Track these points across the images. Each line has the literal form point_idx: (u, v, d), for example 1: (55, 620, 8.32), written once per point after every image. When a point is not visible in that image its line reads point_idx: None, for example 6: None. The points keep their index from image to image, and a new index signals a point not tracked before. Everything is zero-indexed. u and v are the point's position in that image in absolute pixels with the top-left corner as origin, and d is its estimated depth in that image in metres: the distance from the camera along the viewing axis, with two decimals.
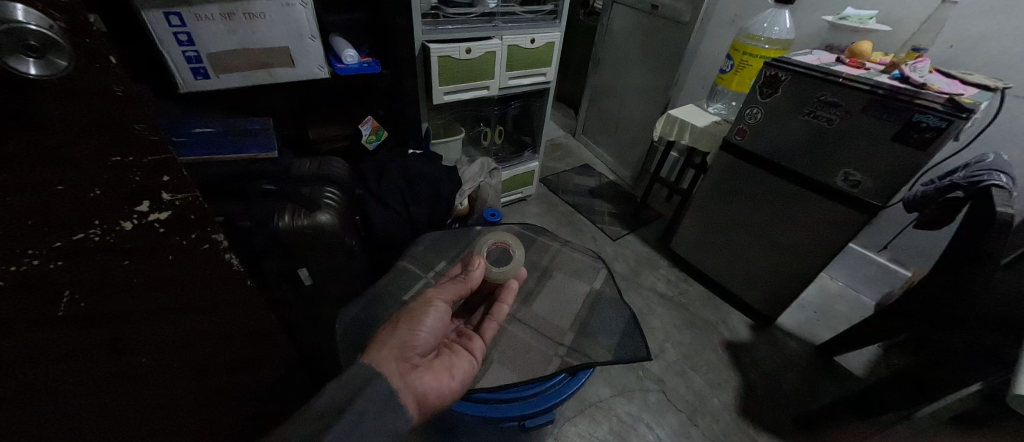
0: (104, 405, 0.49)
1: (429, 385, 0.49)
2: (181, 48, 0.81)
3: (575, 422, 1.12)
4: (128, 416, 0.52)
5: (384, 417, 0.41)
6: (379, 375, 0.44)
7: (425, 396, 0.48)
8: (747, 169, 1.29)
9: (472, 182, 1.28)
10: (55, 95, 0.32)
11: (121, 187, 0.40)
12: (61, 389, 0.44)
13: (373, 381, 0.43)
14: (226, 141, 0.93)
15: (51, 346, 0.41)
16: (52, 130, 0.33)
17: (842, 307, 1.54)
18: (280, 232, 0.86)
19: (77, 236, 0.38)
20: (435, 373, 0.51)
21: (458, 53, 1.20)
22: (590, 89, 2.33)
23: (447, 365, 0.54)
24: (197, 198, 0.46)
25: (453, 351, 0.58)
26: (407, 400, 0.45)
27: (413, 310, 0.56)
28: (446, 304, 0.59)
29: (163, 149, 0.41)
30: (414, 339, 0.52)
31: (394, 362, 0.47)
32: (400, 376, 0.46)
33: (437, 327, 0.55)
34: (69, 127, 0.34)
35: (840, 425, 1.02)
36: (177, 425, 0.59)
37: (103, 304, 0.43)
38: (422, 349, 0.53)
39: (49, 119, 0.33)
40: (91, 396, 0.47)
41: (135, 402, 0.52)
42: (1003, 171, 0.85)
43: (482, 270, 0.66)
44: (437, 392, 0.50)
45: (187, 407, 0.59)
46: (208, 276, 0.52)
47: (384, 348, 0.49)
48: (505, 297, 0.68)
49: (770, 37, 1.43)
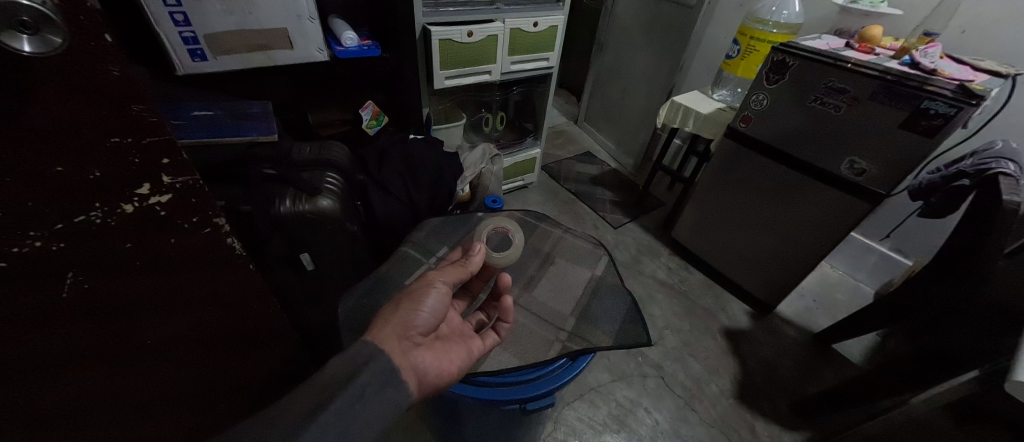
0: (110, 385, 0.50)
1: (429, 364, 0.50)
2: (177, 28, 0.79)
3: (575, 406, 1.13)
4: (131, 396, 0.53)
5: (385, 392, 0.42)
6: (381, 353, 0.44)
7: (425, 375, 0.49)
8: (750, 156, 1.28)
9: (473, 169, 1.27)
10: (49, 70, 0.31)
11: (122, 168, 0.39)
12: (70, 369, 0.46)
13: (376, 358, 0.43)
14: (225, 123, 0.89)
15: (57, 327, 0.42)
16: (48, 108, 0.33)
17: (842, 296, 1.54)
18: (282, 217, 0.85)
19: (78, 218, 0.39)
20: (435, 353, 0.52)
21: (459, 36, 1.18)
22: (593, 75, 2.30)
23: (446, 347, 0.54)
24: (199, 182, 0.46)
25: (452, 338, 0.59)
26: (408, 376, 0.45)
27: (413, 290, 0.56)
28: (447, 287, 0.59)
29: (163, 131, 0.40)
30: (415, 319, 0.52)
31: (395, 341, 0.47)
32: (402, 354, 0.47)
33: (438, 308, 0.55)
34: (63, 104, 0.33)
35: (835, 409, 1.04)
36: (179, 406, 0.60)
37: (106, 288, 0.44)
38: (423, 330, 0.53)
39: (47, 97, 0.32)
40: (95, 376, 0.48)
41: (141, 381, 0.53)
42: (1012, 159, 0.84)
43: (482, 255, 0.65)
44: (436, 372, 0.51)
45: (190, 385, 0.60)
46: (210, 259, 0.52)
47: (386, 327, 0.49)
48: (504, 317, 0.64)
49: (778, 21, 1.40)
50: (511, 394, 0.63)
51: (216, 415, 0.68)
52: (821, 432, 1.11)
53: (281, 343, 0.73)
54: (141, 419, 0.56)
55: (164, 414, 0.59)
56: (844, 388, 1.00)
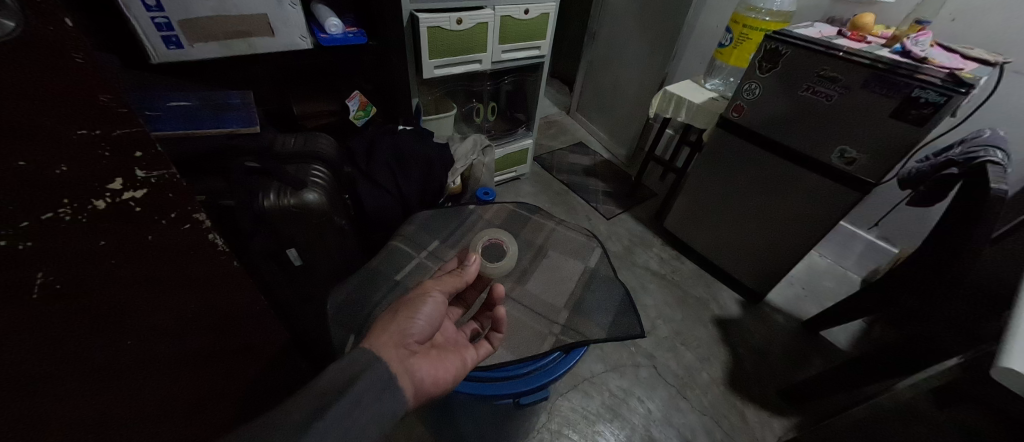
0: (97, 391, 0.49)
1: (427, 371, 0.48)
2: (149, 13, 0.76)
3: (568, 397, 1.14)
4: (120, 403, 0.52)
5: (383, 398, 0.41)
6: (378, 360, 0.43)
7: (422, 382, 0.48)
8: (743, 145, 1.28)
9: (464, 160, 1.25)
10: (13, 56, 0.30)
11: (90, 162, 0.38)
12: (53, 375, 0.44)
13: (372, 365, 0.42)
14: (203, 115, 0.86)
15: (33, 332, 0.40)
16: (8, 96, 0.31)
17: (830, 283, 1.57)
18: (266, 212, 0.82)
19: (47, 215, 0.37)
20: (432, 360, 0.50)
21: (448, 24, 1.15)
22: (585, 65, 2.27)
23: (443, 355, 0.53)
24: (176, 176, 0.45)
25: (448, 344, 0.57)
26: (404, 383, 0.44)
27: (410, 299, 0.55)
28: (443, 296, 0.57)
29: (135, 122, 0.39)
30: (411, 327, 0.51)
31: (392, 348, 0.46)
32: (399, 360, 0.45)
33: (434, 317, 0.54)
34: (27, 93, 0.32)
35: (822, 395, 1.06)
36: (173, 410, 0.59)
37: (78, 288, 0.42)
38: (420, 337, 0.51)
39: (10, 85, 0.31)
40: (81, 381, 0.47)
41: (130, 385, 0.52)
42: (1000, 148, 0.85)
43: (477, 264, 0.64)
44: (433, 380, 0.49)
45: (182, 386, 0.59)
46: (192, 255, 0.51)
47: (383, 334, 0.48)
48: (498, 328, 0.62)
49: (771, 9, 1.38)
50: (502, 389, 0.63)
51: (212, 419, 0.66)
52: (809, 418, 1.13)
53: (271, 336, 0.72)
54: (129, 430, 0.54)
55: (158, 420, 0.57)
56: (830, 375, 1.03)
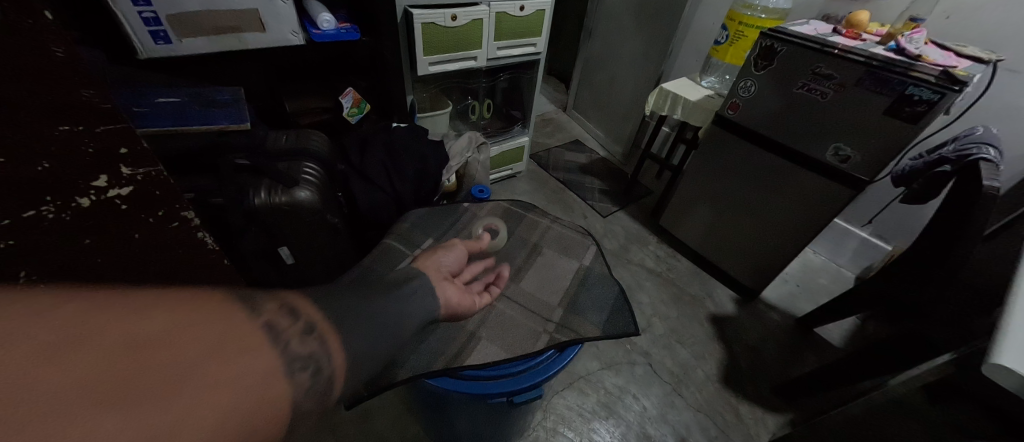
0: None
1: (455, 295, 0.64)
2: (136, 8, 0.74)
3: (564, 395, 1.14)
4: None
5: (417, 297, 0.57)
6: (421, 275, 0.62)
7: (451, 302, 0.63)
8: (738, 143, 1.28)
9: (460, 158, 1.25)
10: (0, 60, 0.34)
11: (72, 160, 0.42)
12: None
13: (419, 276, 0.62)
14: (193, 111, 0.84)
15: None
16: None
17: (824, 280, 1.58)
18: (257, 210, 0.81)
19: (30, 214, 0.42)
20: (458, 289, 0.67)
21: (443, 20, 1.14)
22: (582, 62, 2.26)
23: (466, 290, 0.69)
24: (160, 173, 0.50)
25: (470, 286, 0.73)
26: (442, 292, 0.62)
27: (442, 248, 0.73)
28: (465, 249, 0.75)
29: (118, 118, 0.43)
30: (444, 261, 0.69)
31: (434, 272, 0.65)
32: (438, 278, 0.64)
33: (459, 258, 0.72)
34: (15, 93, 0.36)
35: (815, 391, 1.07)
36: None
37: (67, 279, 0.49)
38: (451, 270, 0.69)
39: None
40: None
41: None
42: (992, 145, 0.85)
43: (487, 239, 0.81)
44: (460, 301, 0.65)
45: None
46: (172, 249, 0.57)
47: (426, 262, 0.67)
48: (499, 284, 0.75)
49: (766, 7, 1.38)
50: (497, 387, 0.61)
51: None
52: (802, 414, 1.14)
53: None
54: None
55: None
56: (823, 371, 1.03)
